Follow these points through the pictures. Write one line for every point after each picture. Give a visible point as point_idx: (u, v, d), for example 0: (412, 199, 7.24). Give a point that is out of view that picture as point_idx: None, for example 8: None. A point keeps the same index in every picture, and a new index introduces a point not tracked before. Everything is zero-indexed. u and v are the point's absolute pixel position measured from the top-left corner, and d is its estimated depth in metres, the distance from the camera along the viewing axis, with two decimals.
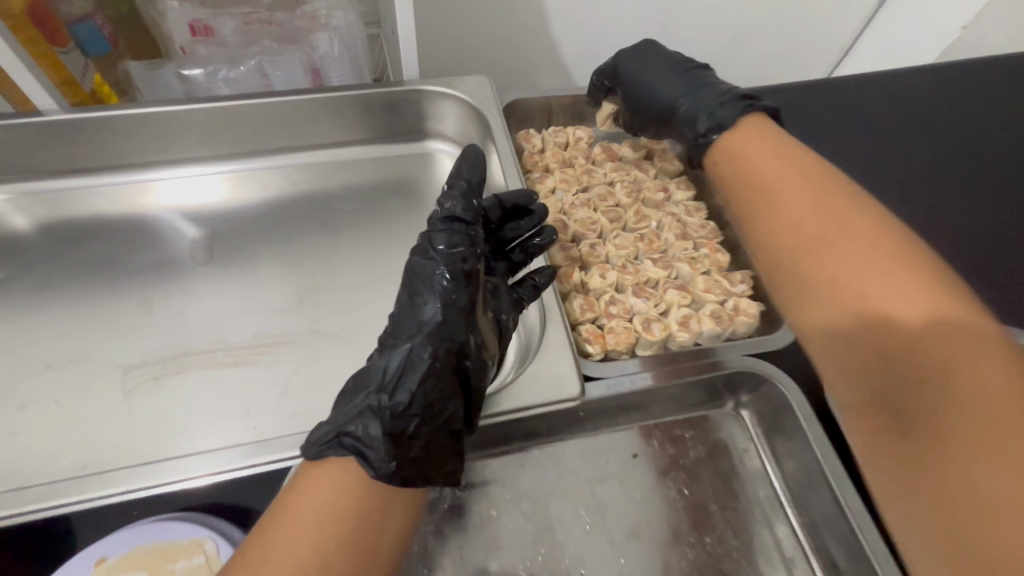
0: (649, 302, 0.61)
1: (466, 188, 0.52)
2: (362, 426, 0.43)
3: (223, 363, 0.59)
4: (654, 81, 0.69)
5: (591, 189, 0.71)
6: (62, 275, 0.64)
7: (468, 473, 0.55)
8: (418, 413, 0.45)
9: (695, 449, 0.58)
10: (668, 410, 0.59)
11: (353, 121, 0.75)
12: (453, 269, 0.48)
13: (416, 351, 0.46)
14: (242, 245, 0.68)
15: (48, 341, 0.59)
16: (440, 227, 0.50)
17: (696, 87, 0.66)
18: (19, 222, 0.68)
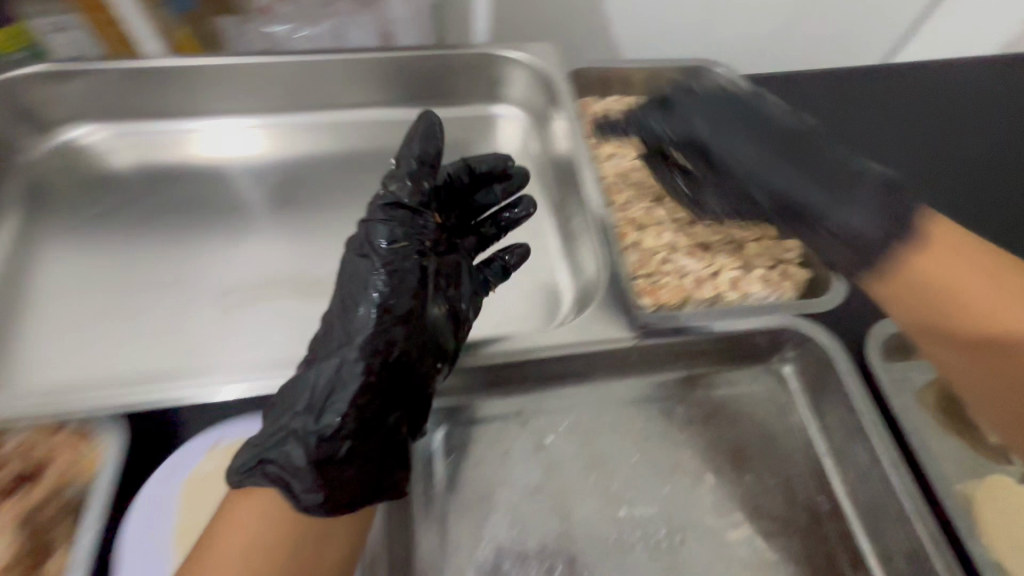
0: (701, 264, 0.67)
1: (419, 169, 0.54)
2: (283, 453, 0.46)
3: (303, 290, 0.68)
4: (755, 146, 0.63)
5: (647, 153, 0.77)
6: (159, 211, 0.74)
7: (531, 401, 0.63)
8: (348, 437, 0.46)
9: (732, 393, 0.65)
10: (715, 360, 0.65)
11: (426, 84, 0.84)
12: (388, 265, 0.50)
13: (348, 366, 0.47)
14: (318, 190, 0.77)
15: (149, 262, 0.69)
16: (380, 216, 0.52)
17: (829, 155, 0.59)
18: (122, 161, 0.78)
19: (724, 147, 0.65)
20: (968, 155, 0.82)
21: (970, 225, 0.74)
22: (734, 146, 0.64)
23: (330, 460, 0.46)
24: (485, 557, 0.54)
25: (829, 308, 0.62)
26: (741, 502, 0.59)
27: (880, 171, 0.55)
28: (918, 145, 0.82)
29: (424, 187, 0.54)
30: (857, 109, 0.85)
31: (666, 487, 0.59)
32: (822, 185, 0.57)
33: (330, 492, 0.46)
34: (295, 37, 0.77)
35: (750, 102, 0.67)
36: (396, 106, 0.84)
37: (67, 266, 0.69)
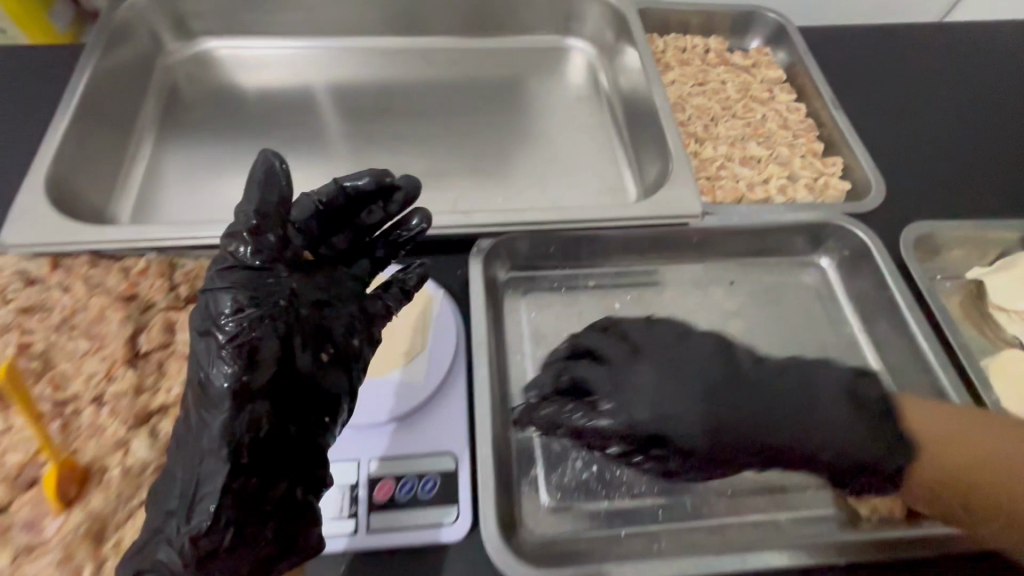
0: (753, 171, 0.74)
1: (265, 228, 0.45)
2: (155, 561, 0.39)
3: None
4: (682, 392, 0.45)
5: (706, 83, 0.84)
6: (255, 118, 0.82)
7: (574, 304, 0.67)
8: (228, 526, 0.40)
9: (766, 334, 0.65)
10: (753, 297, 0.68)
11: (499, 9, 0.90)
12: (236, 337, 0.42)
13: (207, 455, 0.40)
14: (389, 112, 0.85)
15: (235, 157, 0.77)
16: (220, 283, 0.44)
17: (755, 390, 0.46)
18: (233, 71, 0.87)
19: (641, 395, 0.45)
20: None
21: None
22: (627, 376, 0.46)
23: (213, 554, 0.40)
24: None
25: (872, 205, 0.70)
26: None
27: (829, 383, 0.47)
28: (979, 90, 0.86)
29: (268, 242, 0.45)
30: (914, 66, 0.88)
31: None
32: (825, 427, 0.45)
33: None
34: None
35: (606, 335, 0.50)
36: (475, 35, 0.93)
37: (185, 148, 0.77)
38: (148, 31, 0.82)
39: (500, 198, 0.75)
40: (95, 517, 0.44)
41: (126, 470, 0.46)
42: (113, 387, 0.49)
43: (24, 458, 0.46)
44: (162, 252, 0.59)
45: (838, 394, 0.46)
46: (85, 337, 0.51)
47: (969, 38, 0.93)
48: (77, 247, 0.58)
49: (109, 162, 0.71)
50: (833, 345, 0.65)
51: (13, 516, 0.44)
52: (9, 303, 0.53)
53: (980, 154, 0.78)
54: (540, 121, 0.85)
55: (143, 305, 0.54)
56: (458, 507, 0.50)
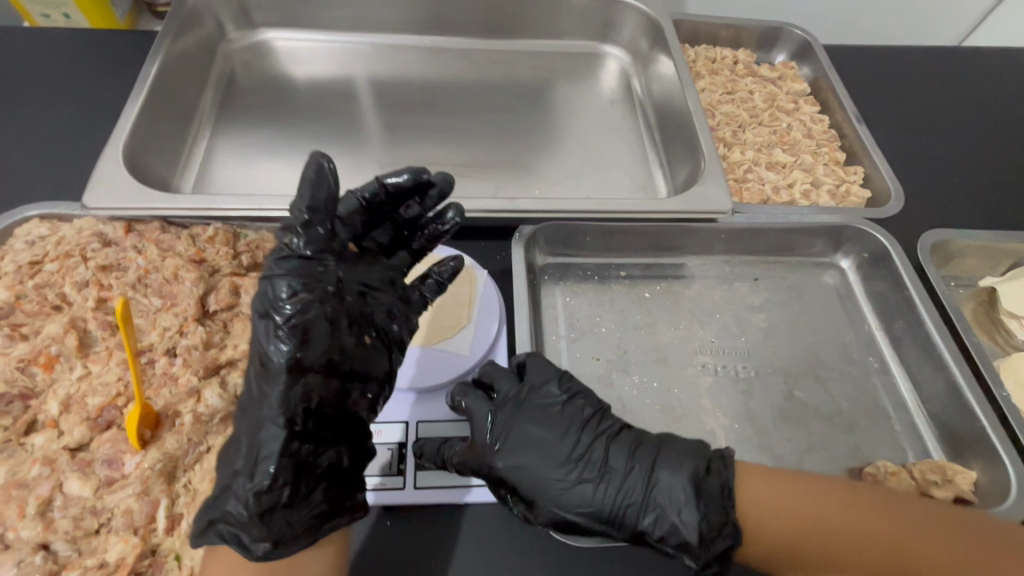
0: (779, 176, 0.78)
1: (314, 222, 0.46)
2: (226, 512, 0.43)
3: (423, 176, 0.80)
4: (542, 445, 0.49)
5: (734, 92, 0.89)
6: (305, 105, 0.87)
7: (605, 292, 0.70)
8: (287, 485, 0.43)
9: (785, 328, 0.69)
10: (774, 294, 0.72)
11: (539, 14, 0.95)
12: (295, 319, 0.45)
13: (269, 422, 0.44)
14: (432, 106, 0.89)
15: (287, 140, 0.81)
16: (278, 270, 0.46)
17: (604, 457, 0.49)
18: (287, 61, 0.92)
19: (528, 446, 0.49)
20: None
21: None
22: (517, 425, 0.51)
23: (274, 509, 0.43)
24: (593, 368, 0.63)
25: (891, 213, 0.74)
26: (829, 408, 0.63)
27: (672, 470, 0.47)
28: (997, 111, 0.90)
29: (315, 234, 0.46)
30: (934, 86, 0.92)
31: (741, 369, 0.65)
32: (650, 503, 0.46)
33: (284, 535, 0.43)
34: None
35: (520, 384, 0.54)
36: (515, 38, 0.98)
37: (240, 129, 0.82)
38: (212, 19, 0.88)
39: (537, 190, 0.79)
40: (169, 457, 0.47)
41: (197, 416, 0.50)
42: (184, 341, 0.53)
43: (102, 400, 0.49)
44: (226, 222, 0.63)
45: (677, 468, 0.47)
46: (158, 295, 0.56)
47: (990, 62, 0.97)
48: (147, 212, 0.61)
49: (172, 138, 0.76)
50: (850, 340, 0.69)
51: (94, 452, 0.47)
52: (89, 261, 0.57)
53: (996, 170, 0.81)
54: (576, 121, 0.90)
55: (210, 269, 0.59)
56: None
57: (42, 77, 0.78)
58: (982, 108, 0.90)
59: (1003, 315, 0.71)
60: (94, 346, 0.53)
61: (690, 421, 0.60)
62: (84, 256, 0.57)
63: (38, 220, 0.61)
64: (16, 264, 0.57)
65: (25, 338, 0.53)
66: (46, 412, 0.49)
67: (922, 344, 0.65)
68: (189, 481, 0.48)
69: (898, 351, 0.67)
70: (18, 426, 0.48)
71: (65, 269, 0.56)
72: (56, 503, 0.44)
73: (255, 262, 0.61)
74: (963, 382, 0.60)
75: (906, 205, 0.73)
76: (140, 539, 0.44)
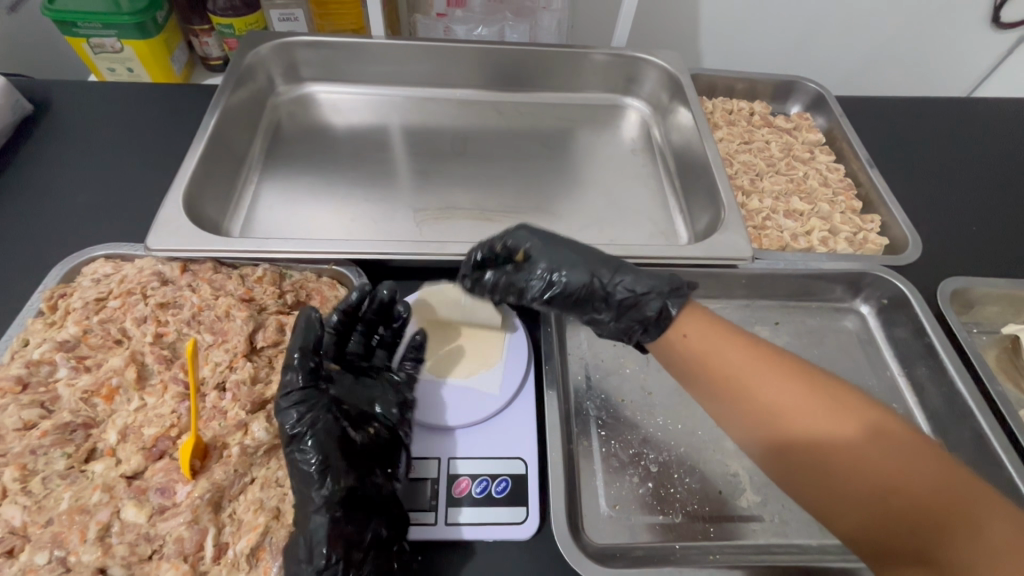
0: (797, 224, 0.80)
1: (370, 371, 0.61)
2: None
3: (452, 218, 0.85)
4: (559, 248, 0.61)
5: (751, 142, 0.93)
6: (342, 153, 0.92)
7: None
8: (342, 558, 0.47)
9: None
10: (793, 338, 0.74)
11: (563, 69, 1.01)
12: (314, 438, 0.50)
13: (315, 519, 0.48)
14: (460, 154, 0.95)
15: (327, 184, 0.87)
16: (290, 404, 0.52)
17: (605, 266, 0.60)
18: (331, 113, 0.99)
19: (544, 248, 0.61)
20: None
21: None
22: (535, 236, 0.63)
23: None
24: (620, 407, 0.66)
25: (907, 262, 0.75)
26: None
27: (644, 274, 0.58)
28: (1012, 160, 0.92)
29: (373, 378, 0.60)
30: (948, 135, 0.95)
31: None
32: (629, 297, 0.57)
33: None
34: (472, 35, 1.01)
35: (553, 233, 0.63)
36: (540, 88, 1.04)
37: (284, 175, 0.88)
38: (264, 75, 0.95)
39: (562, 234, 0.83)
40: (216, 487, 0.50)
41: (244, 448, 0.53)
42: (234, 375, 0.57)
43: (157, 431, 0.53)
44: (273, 263, 0.68)
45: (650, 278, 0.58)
46: (210, 331, 0.60)
47: (1001, 113, 1.00)
48: (202, 254, 0.66)
49: (225, 185, 0.82)
50: (872, 385, 0.70)
51: (148, 480, 0.50)
52: (148, 299, 0.62)
53: (1012, 219, 0.83)
54: (599, 168, 0.94)
55: (258, 307, 0.63)
56: (527, 508, 0.54)
57: (109, 128, 0.85)
58: (997, 158, 0.92)
59: None
60: (150, 379, 0.57)
61: (716, 464, 0.62)
62: (144, 294, 0.62)
63: (104, 259, 0.66)
64: (84, 301, 0.61)
65: (88, 369, 0.57)
66: (105, 441, 0.52)
67: (946, 391, 0.66)
68: (234, 511, 0.50)
69: (922, 399, 0.68)
70: (80, 453, 0.51)
71: (126, 306, 0.61)
72: (114, 529, 0.47)
73: (298, 301, 0.66)
74: (989, 432, 0.60)
75: (923, 254, 0.75)
76: (190, 566, 0.46)
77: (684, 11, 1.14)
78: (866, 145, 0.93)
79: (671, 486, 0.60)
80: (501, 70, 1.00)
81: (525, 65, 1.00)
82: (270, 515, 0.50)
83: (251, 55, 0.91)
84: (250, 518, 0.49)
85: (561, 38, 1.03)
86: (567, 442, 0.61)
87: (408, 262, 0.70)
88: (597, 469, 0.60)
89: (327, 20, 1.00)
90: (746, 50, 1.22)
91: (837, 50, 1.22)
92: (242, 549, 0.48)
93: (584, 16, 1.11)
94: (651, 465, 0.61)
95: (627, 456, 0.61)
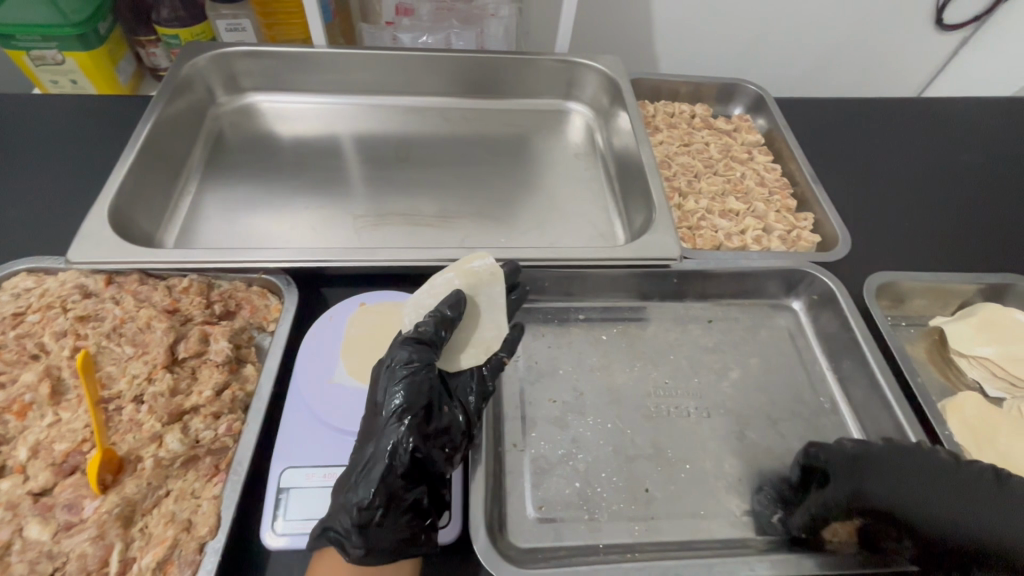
0: (731, 224, 0.82)
1: (441, 314, 0.58)
2: (338, 520, 0.49)
3: (393, 224, 0.85)
4: None
5: (691, 144, 0.95)
6: (285, 162, 0.92)
7: (562, 334, 0.74)
8: (381, 508, 0.49)
9: (734, 367, 0.72)
10: (726, 336, 0.75)
11: (508, 76, 1.02)
12: (408, 386, 0.54)
13: (380, 465, 0.51)
14: (404, 161, 0.95)
15: (268, 193, 0.87)
16: (404, 347, 0.57)
17: None
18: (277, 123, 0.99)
19: None
20: (989, 176, 0.93)
21: (985, 229, 0.84)
22: None
23: (369, 525, 0.49)
24: (551, 408, 0.66)
25: (837, 257, 0.77)
26: (777, 447, 0.65)
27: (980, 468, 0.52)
28: (941, 157, 0.95)
29: (439, 329, 0.58)
30: (883, 134, 0.98)
31: (694, 409, 0.67)
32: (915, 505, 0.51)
33: (375, 545, 0.49)
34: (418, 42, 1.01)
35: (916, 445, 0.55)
36: (486, 95, 1.05)
37: (224, 186, 0.87)
38: (204, 85, 0.95)
39: (502, 238, 0.84)
40: (127, 501, 0.49)
41: (158, 460, 0.52)
42: (153, 387, 0.56)
43: (69, 446, 0.52)
44: (201, 273, 0.67)
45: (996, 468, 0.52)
46: (131, 343, 0.59)
47: (936, 113, 1.03)
48: (127, 266, 0.65)
49: (161, 196, 0.81)
50: (802, 380, 0.71)
51: (55, 497, 0.49)
52: (69, 312, 0.61)
53: (941, 215, 0.86)
54: (542, 173, 0.95)
55: (182, 318, 0.62)
56: (449, 511, 0.54)
57: (42, 142, 0.84)
58: (927, 155, 0.95)
59: (951, 353, 0.73)
60: (66, 394, 0.56)
61: (643, 462, 0.62)
62: (64, 307, 0.61)
63: (25, 274, 0.65)
64: (0, 316, 0.60)
65: (2, 386, 0.56)
66: (14, 458, 0.51)
67: (868, 384, 0.67)
68: (145, 525, 0.49)
69: (847, 392, 0.70)
70: None
71: (46, 320, 0.60)
72: (15, 548, 0.46)
73: (227, 311, 0.65)
74: (906, 423, 0.62)
75: (850, 248, 0.77)
76: None
77: (632, 18, 1.16)
78: (802, 145, 0.95)
79: (599, 485, 0.60)
80: (448, 78, 1.01)
81: (471, 73, 1.00)
82: (181, 528, 0.49)
83: (189, 66, 0.91)
84: (159, 532, 0.49)
85: (507, 45, 1.04)
86: (495, 446, 0.61)
87: (340, 270, 0.70)
88: (525, 470, 0.60)
89: (276, 30, 1.00)
90: (696, 54, 1.24)
91: (782, 53, 1.25)
92: (149, 563, 0.47)
93: (531, 23, 1.12)
94: (578, 466, 0.61)
95: (556, 458, 0.62)
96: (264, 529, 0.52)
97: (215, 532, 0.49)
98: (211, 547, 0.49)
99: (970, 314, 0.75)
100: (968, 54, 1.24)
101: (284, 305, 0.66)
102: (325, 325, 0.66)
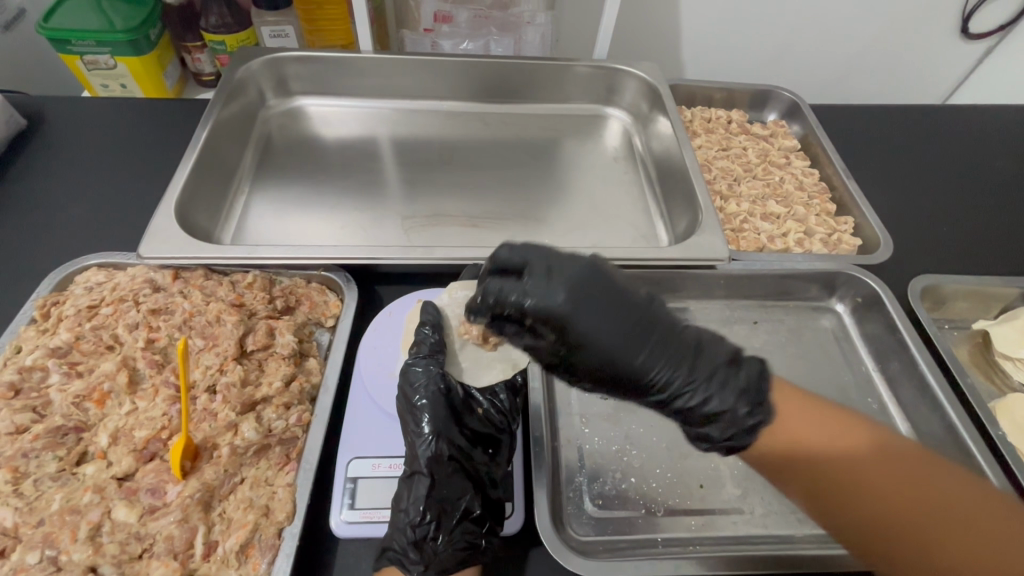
0: (773, 226, 0.83)
1: (424, 329, 0.61)
2: (393, 539, 0.50)
3: (439, 224, 0.87)
4: None
5: (729, 149, 0.96)
6: (332, 164, 0.95)
7: None
8: (433, 521, 0.50)
9: (779, 367, 0.73)
10: (770, 336, 0.76)
11: (547, 82, 1.04)
12: (432, 401, 0.55)
13: (421, 482, 0.52)
14: (445, 164, 0.97)
15: (316, 193, 0.89)
16: (417, 365, 0.58)
17: None
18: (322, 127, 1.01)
19: None
20: None
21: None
22: None
23: (426, 539, 0.50)
24: (603, 404, 0.67)
25: (880, 260, 0.78)
26: None
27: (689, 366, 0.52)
28: (979, 163, 0.96)
29: (431, 338, 0.60)
30: (919, 140, 0.99)
31: None
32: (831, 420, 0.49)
33: (435, 559, 0.49)
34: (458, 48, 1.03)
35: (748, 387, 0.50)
36: (524, 100, 1.07)
37: (274, 186, 0.90)
38: (255, 89, 0.98)
39: (546, 239, 0.85)
40: (207, 486, 0.51)
41: (234, 448, 0.54)
42: (224, 378, 0.58)
43: (149, 433, 0.54)
44: (263, 270, 0.69)
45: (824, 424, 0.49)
46: (202, 336, 0.61)
47: (970, 119, 1.04)
48: (193, 262, 0.67)
49: (216, 195, 0.84)
50: (848, 382, 0.72)
51: (139, 481, 0.51)
52: (141, 305, 0.63)
53: (980, 220, 0.86)
54: (582, 176, 0.97)
55: (248, 312, 0.64)
56: (512, 502, 0.56)
57: (102, 143, 0.87)
58: (964, 161, 0.96)
59: (997, 356, 0.74)
60: (142, 383, 0.58)
61: (696, 458, 0.63)
62: (136, 301, 0.63)
63: (96, 269, 0.67)
64: (76, 308, 0.62)
65: (81, 375, 0.58)
66: (96, 444, 0.53)
67: (918, 385, 0.68)
68: (224, 510, 0.51)
69: (895, 393, 0.71)
70: (72, 456, 0.52)
71: (119, 312, 0.62)
72: (105, 529, 0.48)
73: (288, 306, 0.67)
74: (958, 423, 0.62)
75: (893, 251, 0.78)
76: (179, 564, 0.47)
77: (665, 25, 1.18)
78: (839, 150, 0.96)
79: (653, 481, 0.61)
80: (488, 83, 1.03)
81: (510, 78, 1.03)
82: (259, 513, 0.51)
83: (241, 70, 0.94)
84: (239, 516, 0.50)
85: (545, 52, 1.05)
86: (552, 441, 0.63)
87: (396, 268, 0.72)
88: (580, 464, 0.62)
89: (318, 36, 1.03)
90: (726, 61, 1.26)
91: (813, 62, 1.27)
92: (232, 546, 0.49)
93: (566, 31, 1.14)
94: (633, 461, 0.62)
95: (610, 453, 0.63)
96: (333, 516, 0.53)
97: (292, 518, 0.51)
98: (289, 532, 0.50)
99: (1015, 317, 0.75)
100: (1000, 62, 1.24)
101: (344, 302, 0.68)
102: (383, 320, 0.68)
